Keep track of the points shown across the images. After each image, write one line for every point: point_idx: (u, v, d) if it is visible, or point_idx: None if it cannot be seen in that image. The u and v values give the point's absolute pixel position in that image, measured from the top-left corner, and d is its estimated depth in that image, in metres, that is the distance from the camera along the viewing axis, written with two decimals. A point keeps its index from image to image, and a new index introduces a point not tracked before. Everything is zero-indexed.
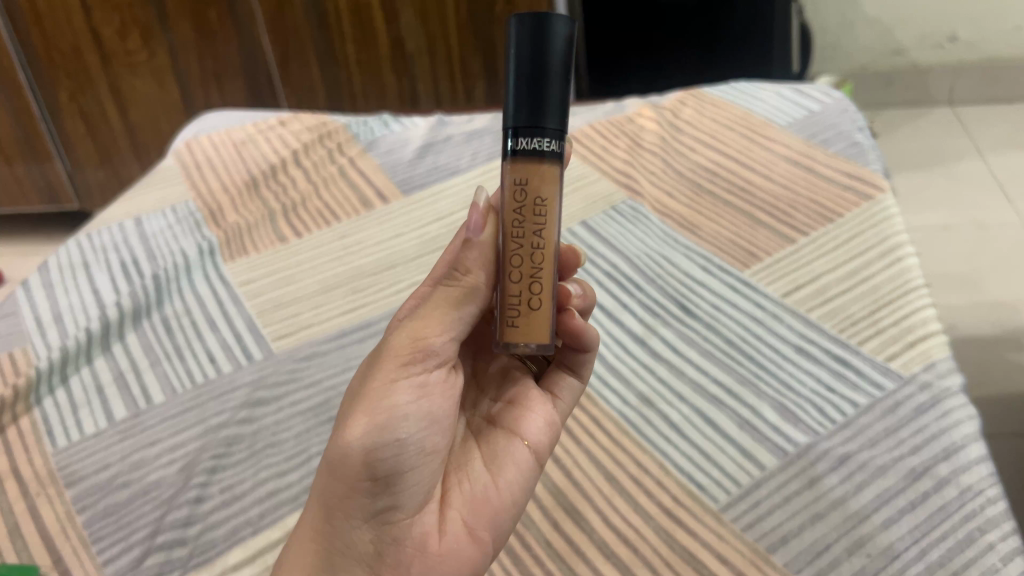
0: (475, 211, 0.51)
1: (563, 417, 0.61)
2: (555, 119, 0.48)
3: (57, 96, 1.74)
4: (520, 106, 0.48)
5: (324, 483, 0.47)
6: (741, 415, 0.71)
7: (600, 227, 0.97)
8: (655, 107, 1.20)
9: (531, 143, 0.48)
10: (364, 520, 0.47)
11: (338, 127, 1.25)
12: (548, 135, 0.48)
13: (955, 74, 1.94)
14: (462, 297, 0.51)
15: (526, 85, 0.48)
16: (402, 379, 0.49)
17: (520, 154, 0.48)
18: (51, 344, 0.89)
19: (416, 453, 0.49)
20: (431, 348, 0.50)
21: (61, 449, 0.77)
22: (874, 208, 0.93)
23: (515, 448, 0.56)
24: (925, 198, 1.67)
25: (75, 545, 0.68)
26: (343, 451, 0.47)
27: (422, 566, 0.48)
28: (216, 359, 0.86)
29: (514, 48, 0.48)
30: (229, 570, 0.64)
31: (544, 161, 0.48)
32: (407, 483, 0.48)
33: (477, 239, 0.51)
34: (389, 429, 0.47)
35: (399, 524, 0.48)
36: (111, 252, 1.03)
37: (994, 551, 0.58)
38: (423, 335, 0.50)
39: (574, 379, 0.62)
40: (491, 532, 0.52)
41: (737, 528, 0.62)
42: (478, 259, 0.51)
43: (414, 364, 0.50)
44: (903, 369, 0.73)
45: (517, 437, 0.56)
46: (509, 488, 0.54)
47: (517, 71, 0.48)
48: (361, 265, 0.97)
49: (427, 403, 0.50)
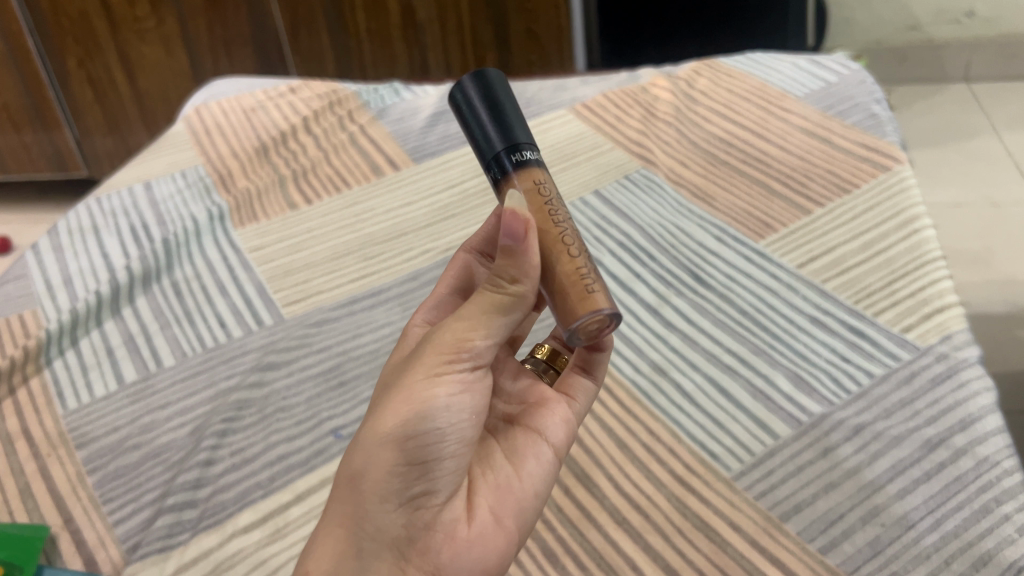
0: (513, 214, 0.45)
1: (580, 419, 0.58)
2: (524, 134, 0.51)
3: (65, 63, 1.72)
4: (490, 136, 0.51)
5: (356, 468, 0.45)
6: (755, 384, 0.70)
7: (613, 196, 0.97)
8: (668, 77, 1.19)
9: (515, 156, 0.49)
10: (397, 504, 0.45)
11: (348, 94, 1.23)
12: (525, 147, 0.50)
13: (971, 49, 1.92)
14: (511, 305, 0.47)
15: (488, 118, 0.51)
16: (445, 373, 0.46)
17: (511, 169, 0.49)
18: (61, 306, 0.88)
19: (454, 444, 0.46)
20: (477, 347, 0.47)
21: (71, 411, 0.77)
22: (891, 179, 0.92)
23: (535, 442, 0.53)
24: (940, 174, 1.65)
25: (85, 505, 0.68)
26: (380, 437, 0.45)
27: (451, 553, 0.45)
28: (226, 323, 0.86)
29: (466, 105, 0.53)
30: (239, 531, 0.64)
31: (537, 168, 0.50)
32: (443, 472, 0.46)
33: (524, 244, 0.45)
34: (428, 419, 0.45)
35: (431, 512, 0.46)
36: (121, 216, 1.02)
37: (1010, 521, 0.57)
38: (468, 332, 0.47)
39: (588, 381, 0.59)
40: (517, 520, 0.49)
41: (751, 496, 0.62)
42: (526, 265, 0.46)
43: (458, 360, 0.47)
44: (920, 341, 0.72)
45: (537, 434, 0.53)
46: (532, 480, 0.51)
47: (476, 116, 0.52)
48: (371, 233, 0.97)
49: (467, 398, 0.47)
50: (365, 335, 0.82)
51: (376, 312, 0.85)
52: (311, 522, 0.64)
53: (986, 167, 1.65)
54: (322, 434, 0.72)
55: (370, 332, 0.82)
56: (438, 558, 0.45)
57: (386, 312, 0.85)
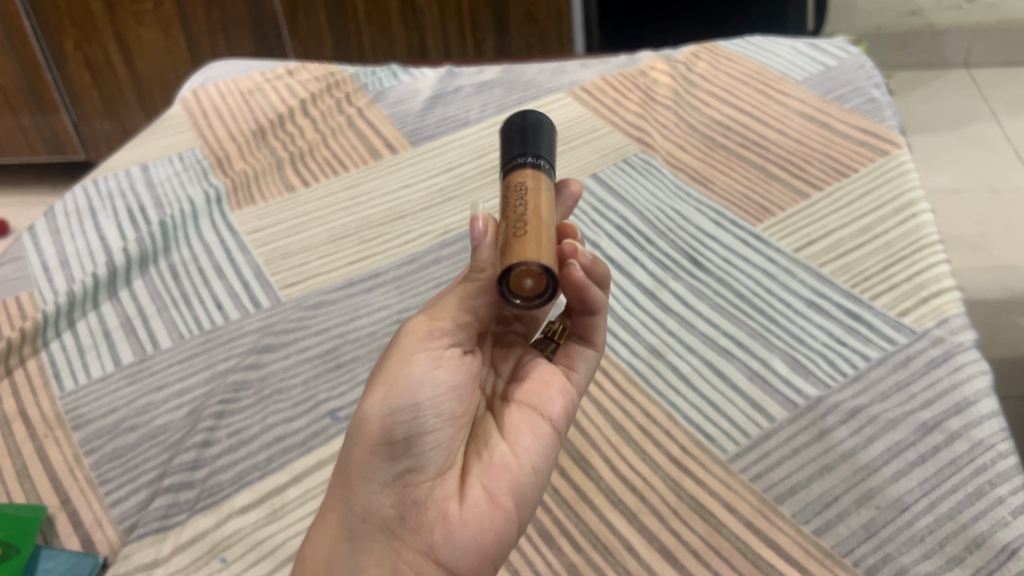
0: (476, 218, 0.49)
1: (581, 389, 0.57)
2: (539, 147, 0.51)
3: (62, 45, 1.71)
4: (509, 145, 0.52)
5: (342, 457, 0.47)
6: (751, 367, 0.71)
7: (610, 179, 0.97)
8: (667, 61, 1.18)
9: (520, 159, 0.50)
10: (384, 483, 0.45)
11: (346, 77, 1.23)
12: (533, 155, 0.51)
13: (972, 35, 1.91)
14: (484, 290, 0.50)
15: (515, 132, 0.53)
16: (420, 353, 0.48)
17: (512, 168, 0.50)
18: (58, 289, 0.88)
19: (437, 419, 0.47)
20: (447, 326, 0.49)
21: (68, 392, 0.77)
22: (889, 164, 0.92)
23: (532, 419, 0.51)
24: (939, 160, 1.65)
25: (82, 486, 0.68)
26: (361, 420, 0.46)
27: (443, 530, 0.45)
28: (222, 305, 0.86)
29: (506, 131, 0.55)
30: (236, 513, 0.64)
31: (537, 169, 0.50)
32: (429, 447, 0.46)
33: (482, 243, 0.49)
34: (406, 395, 0.46)
35: (420, 488, 0.46)
36: (118, 198, 1.02)
37: (1004, 504, 0.57)
38: (437, 317, 0.50)
39: (588, 349, 0.57)
40: (515, 499, 0.48)
41: (746, 479, 0.62)
42: (492, 258, 0.49)
43: (434, 342, 0.49)
44: (916, 324, 0.72)
45: (534, 411, 0.52)
46: (528, 456, 0.49)
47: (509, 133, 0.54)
48: (368, 216, 0.97)
49: (447, 375, 0.48)
50: (362, 318, 0.82)
51: (373, 295, 0.85)
52: (308, 503, 0.65)
53: (986, 153, 1.65)
54: (319, 417, 0.72)
55: (367, 315, 0.82)
56: (432, 535, 0.45)
57: (383, 294, 0.84)
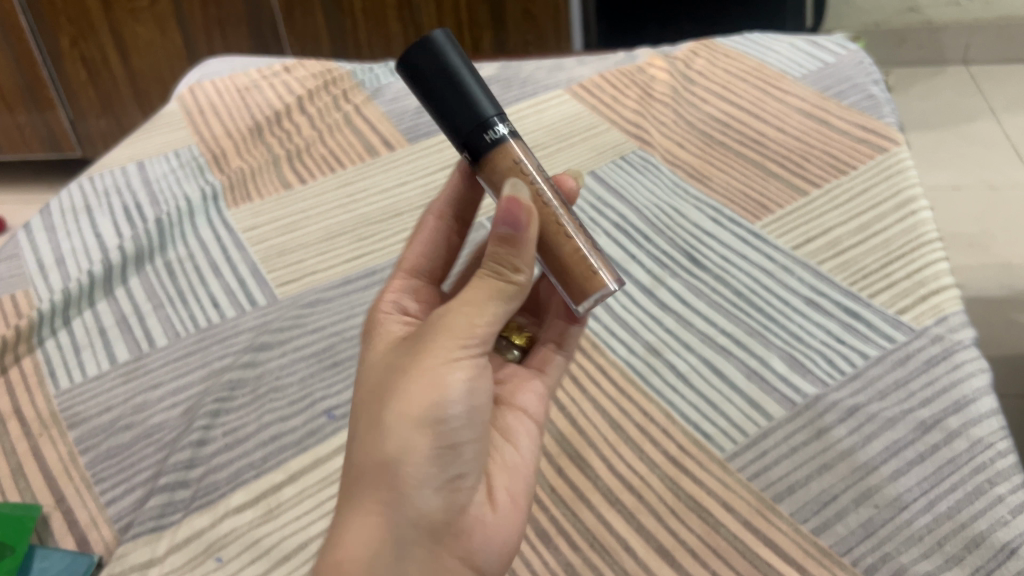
0: (515, 204, 0.45)
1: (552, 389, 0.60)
2: (492, 107, 0.50)
3: (58, 42, 1.70)
4: (458, 117, 0.49)
5: (385, 460, 0.43)
6: (749, 365, 0.70)
7: (608, 177, 0.96)
8: (665, 57, 1.18)
9: (494, 135, 0.49)
10: (432, 490, 0.44)
11: (343, 73, 1.22)
12: (498, 123, 0.50)
13: (971, 31, 1.91)
14: (513, 295, 0.47)
15: (453, 95, 0.49)
16: (461, 357, 0.46)
17: (494, 148, 0.49)
18: (53, 286, 0.88)
19: (472, 427, 0.47)
20: (484, 332, 0.46)
21: (63, 391, 0.76)
22: (888, 160, 0.91)
23: (523, 419, 0.55)
24: (938, 157, 1.64)
25: (77, 485, 0.68)
26: (410, 424, 0.44)
27: (484, 537, 0.47)
28: (218, 303, 0.85)
29: (420, 83, 0.50)
30: (231, 512, 0.64)
31: (511, 141, 0.50)
32: (466, 456, 0.46)
33: (523, 236, 0.45)
34: (452, 406, 0.45)
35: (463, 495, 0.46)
36: (114, 195, 1.02)
37: (1003, 503, 0.57)
38: (478, 319, 0.46)
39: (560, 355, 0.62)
40: (526, 495, 0.51)
41: (744, 477, 0.62)
42: (528, 255, 0.46)
43: (474, 345, 0.46)
44: (915, 322, 0.72)
45: (519, 410, 0.55)
46: (528, 452, 0.53)
47: (436, 94, 0.49)
48: (365, 213, 0.96)
49: (479, 381, 0.47)
50: (359, 316, 0.81)
51: (370, 293, 0.85)
52: (304, 503, 0.64)
53: (985, 151, 1.64)
54: (315, 415, 0.71)
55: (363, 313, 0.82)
56: (471, 544, 0.46)
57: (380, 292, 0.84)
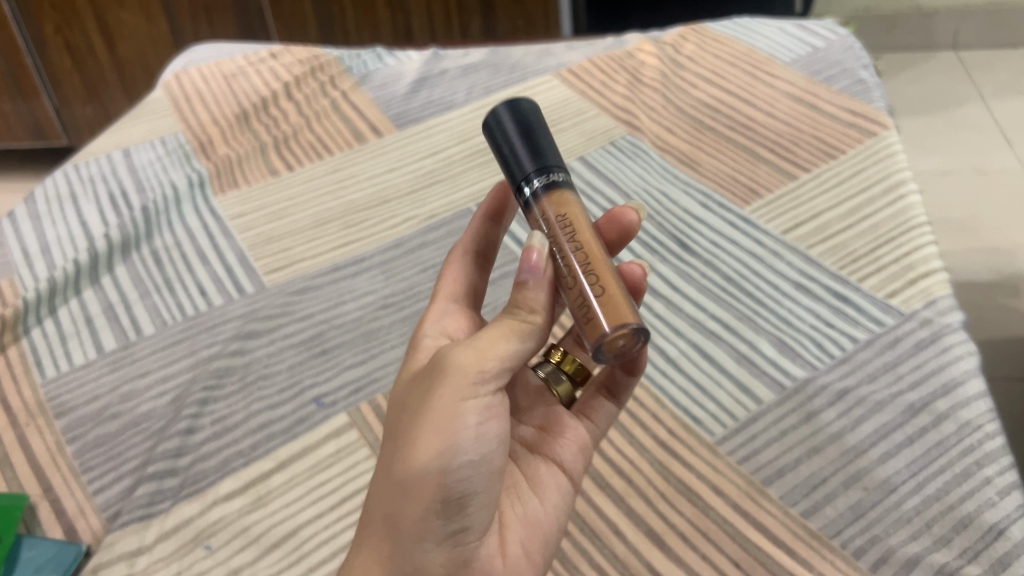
0: (529, 253, 0.45)
1: (598, 439, 0.58)
2: (555, 159, 0.49)
3: (42, 29, 1.67)
4: (516, 166, 0.49)
5: (402, 514, 0.44)
6: (738, 349, 0.70)
7: (598, 162, 0.96)
8: (655, 42, 1.17)
9: (546, 179, 0.47)
10: (437, 542, 0.45)
11: (330, 59, 1.21)
12: (554, 170, 0.48)
13: (960, 17, 1.91)
14: (527, 331, 0.45)
15: (518, 148, 0.49)
16: (468, 400, 0.44)
17: (539, 192, 0.47)
18: (39, 275, 0.87)
19: (485, 474, 0.45)
20: (491, 368, 0.44)
21: (49, 380, 0.76)
22: (877, 145, 0.91)
23: (556, 474, 0.54)
24: (928, 142, 1.65)
25: (64, 474, 0.67)
26: (411, 477, 0.43)
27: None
28: (205, 291, 0.85)
29: (497, 135, 0.50)
30: (220, 500, 0.64)
31: (561, 189, 0.47)
32: (477, 504, 0.45)
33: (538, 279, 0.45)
34: (459, 453, 0.44)
35: (469, 545, 0.46)
36: (99, 183, 1.01)
37: (992, 485, 0.57)
38: (487, 352, 0.44)
39: (611, 404, 0.59)
40: (542, 552, 0.50)
41: (733, 461, 0.62)
42: (545, 296, 0.45)
43: (481, 384, 0.44)
44: (904, 306, 0.72)
45: (552, 462, 0.54)
46: (554, 509, 0.52)
47: (507, 144, 0.49)
48: (353, 200, 0.96)
49: (492, 425, 0.45)
50: (347, 303, 0.81)
51: (358, 280, 0.85)
52: (294, 491, 0.64)
53: (975, 135, 1.65)
54: (304, 403, 0.71)
55: (352, 300, 0.81)
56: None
57: (369, 280, 0.84)
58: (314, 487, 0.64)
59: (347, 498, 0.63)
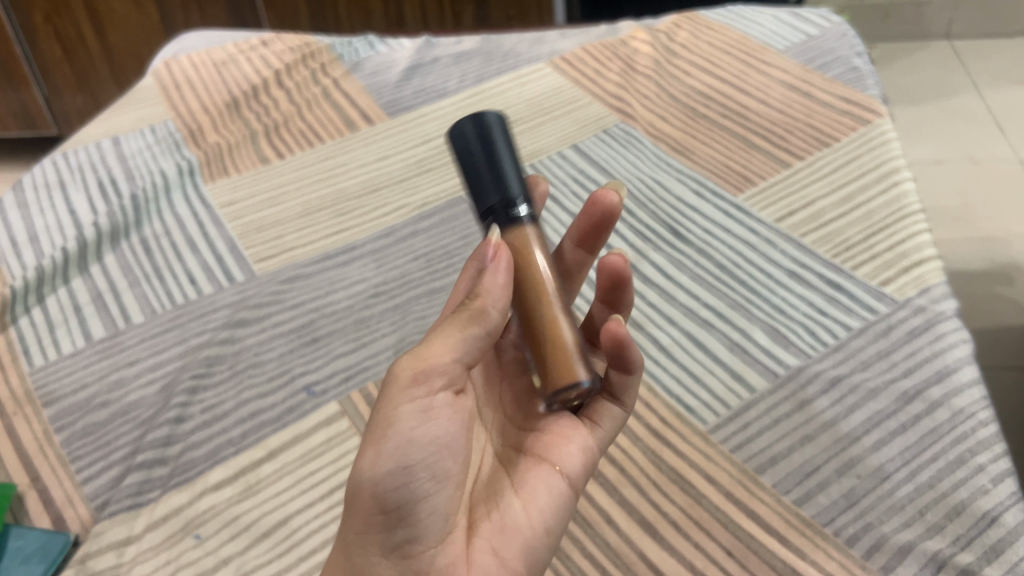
0: None
1: (603, 446, 0.53)
2: (519, 187, 0.48)
3: (32, 18, 1.65)
4: (480, 198, 0.48)
5: (351, 525, 0.44)
6: (731, 338, 0.70)
7: (591, 150, 0.95)
8: (649, 30, 1.16)
9: (509, 215, 0.47)
10: (385, 553, 0.44)
11: (321, 47, 1.20)
12: (517, 202, 0.47)
13: (954, 6, 1.90)
14: (469, 319, 0.45)
15: (481, 176, 0.48)
16: (404, 403, 0.43)
17: (502, 227, 0.47)
18: (27, 264, 0.86)
19: (431, 481, 0.44)
20: (433, 367, 0.44)
21: (37, 369, 0.75)
22: (871, 133, 0.91)
23: (544, 472, 0.49)
24: (922, 131, 1.64)
25: (52, 464, 0.67)
26: (354, 485, 0.43)
27: None
28: (195, 280, 0.84)
29: (460, 154, 0.49)
30: (210, 489, 0.63)
31: (524, 226, 0.47)
32: (425, 512, 0.44)
33: None
34: (397, 459, 0.43)
35: (420, 558, 0.44)
36: (88, 171, 1.00)
37: (985, 472, 0.57)
38: (426, 354, 0.44)
39: (616, 407, 0.54)
40: (526, 563, 0.47)
41: (726, 449, 0.61)
42: None
43: (419, 385, 0.44)
44: (898, 294, 0.71)
45: (546, 463, 0.50)
46: (541, 516, 0.48)
47: (473, 168, 0.48)
48: (344, 188, 0.95)
49: (434, 428, 0.44)
50: (338, 292, 0.80)
51: (349, 269, 0.84)
52: (284, 479, 0.64)
53: (968, 124, 1.64)
54: (295, 392, 0.71)
55: (343, 289, 0.81)
56: None
57: (361, 269, 0.83)
58: (304, 476, 0.64)
59: (337, 486, 0.63)
